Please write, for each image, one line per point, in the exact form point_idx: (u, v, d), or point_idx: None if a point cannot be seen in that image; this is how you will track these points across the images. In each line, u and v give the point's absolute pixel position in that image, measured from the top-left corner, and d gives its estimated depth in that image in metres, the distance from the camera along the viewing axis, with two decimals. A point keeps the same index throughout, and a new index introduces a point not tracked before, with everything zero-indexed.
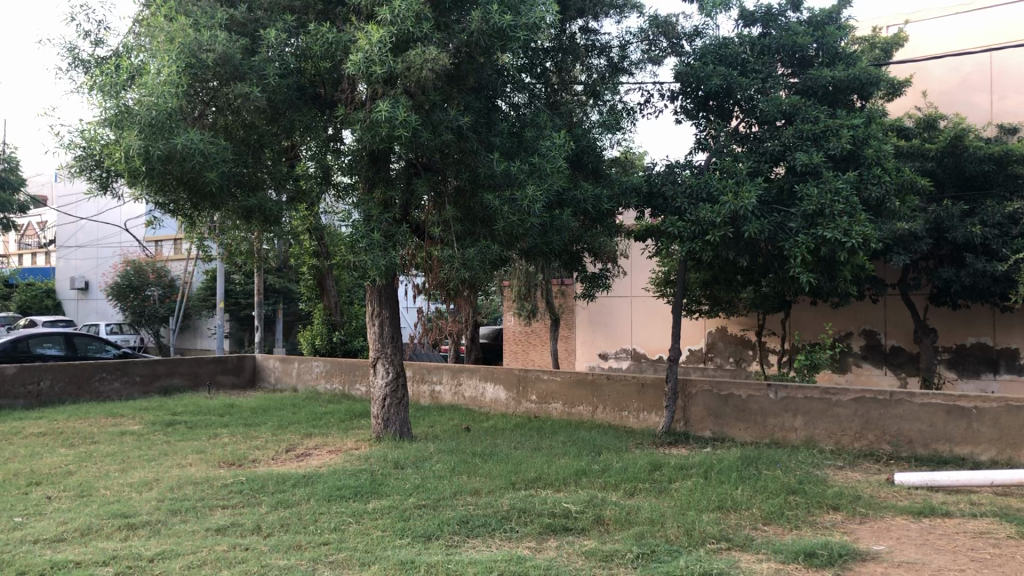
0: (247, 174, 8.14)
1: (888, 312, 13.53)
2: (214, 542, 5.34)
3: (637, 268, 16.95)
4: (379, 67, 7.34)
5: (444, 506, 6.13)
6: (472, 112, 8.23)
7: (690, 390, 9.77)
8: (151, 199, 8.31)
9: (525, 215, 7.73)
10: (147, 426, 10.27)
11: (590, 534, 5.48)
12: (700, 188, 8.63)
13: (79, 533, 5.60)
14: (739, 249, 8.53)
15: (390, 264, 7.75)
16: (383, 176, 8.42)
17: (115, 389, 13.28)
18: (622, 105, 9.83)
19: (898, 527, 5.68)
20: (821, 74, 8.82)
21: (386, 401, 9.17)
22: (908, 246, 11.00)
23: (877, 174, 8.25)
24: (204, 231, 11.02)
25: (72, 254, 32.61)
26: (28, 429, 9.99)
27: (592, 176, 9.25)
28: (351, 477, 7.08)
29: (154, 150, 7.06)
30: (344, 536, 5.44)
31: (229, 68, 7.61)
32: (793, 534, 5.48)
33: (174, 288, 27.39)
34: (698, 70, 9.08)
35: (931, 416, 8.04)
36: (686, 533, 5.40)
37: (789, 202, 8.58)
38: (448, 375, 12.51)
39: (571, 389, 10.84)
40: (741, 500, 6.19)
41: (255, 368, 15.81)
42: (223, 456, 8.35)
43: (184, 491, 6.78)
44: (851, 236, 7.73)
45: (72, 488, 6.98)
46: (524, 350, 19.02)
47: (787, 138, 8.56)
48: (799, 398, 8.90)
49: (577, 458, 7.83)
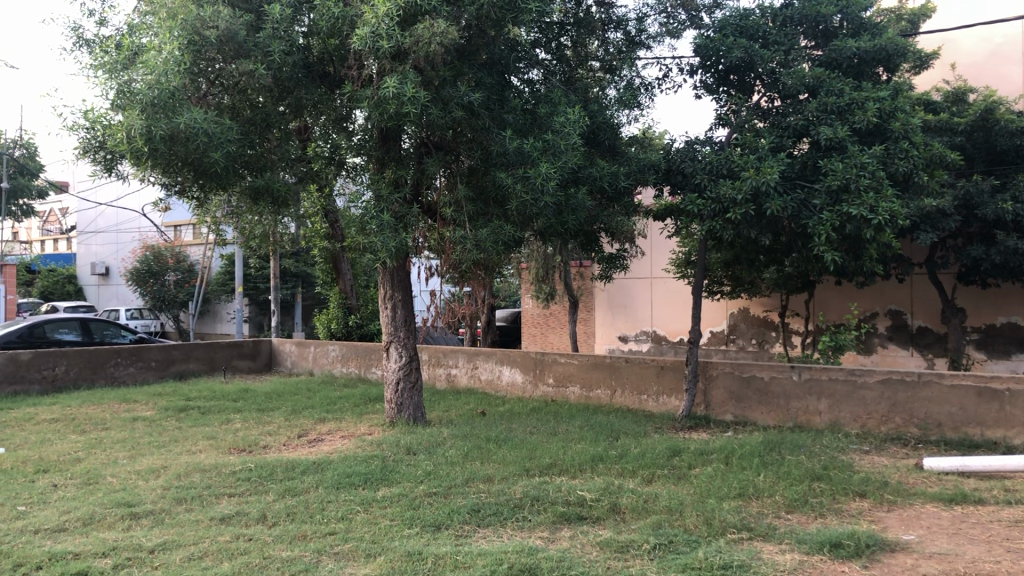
0: (255, 155, 7.95)
1: (915, 291, 13.19)
2: (217, 532, 5.19)
3: (657, 248, 16.65)
4: (386, 41, 7.15)
5: (456, 493, 5.94)
6: (484, 87, 8.01)
7: (711, 372, 9.52)
8: (156, 181, 8.16)
9: (538, 193, 7.48)
10: (160, 412, 10.16)
11: (606, 523, 5.27)
12: (721, 164, 8.35)
13: (81, 523, 5.46)
14: (761, 227, 8.25)
15: (401, 246, 7.53)
16: (393, 154, 8.18)
17: (131, 374, 13.20)
18: (640, 80, 9.52)
19: (929, 516, 5.43)
20: (846, 45, 8.51)
21: (399, 385, 8.98)
22: (935, 223, 10.72)
23: (906, 148, 7.94)
24: (217, 214, 10.86)
25: (92, 240, 32.66)
26: (42, 415, 9.90)
27: (609, 153, 9.00)
28: (361, 465, 6.90)
29: (156, 129, 6.89)
30: (351, 526, 5.26)
31: (234, 45, 7.43)
32: (818, 523, 5.25)
33: (194, 273, 27.38)
34: (719, 43, 8.78)
35: (961, 398, 7.76)
36: (706, 522, 5.18)
37: (812, 178, 8.29)
38: (464, 359, 12.32)
39: (589, 372, 10.62)
40: (763, 487, 5.97)
41: (271, 353, 15.73)
42: (234, 443, 8.21)
43: (191, 479, 6.64)
44: (877, 212, 7.45)
45: (79, 475, 6.87)
46: (543, 333, 18.81)
47: (811, 113, 8.25)
48: (824, 380, 8.63)
49: (594, 443, 7.63)
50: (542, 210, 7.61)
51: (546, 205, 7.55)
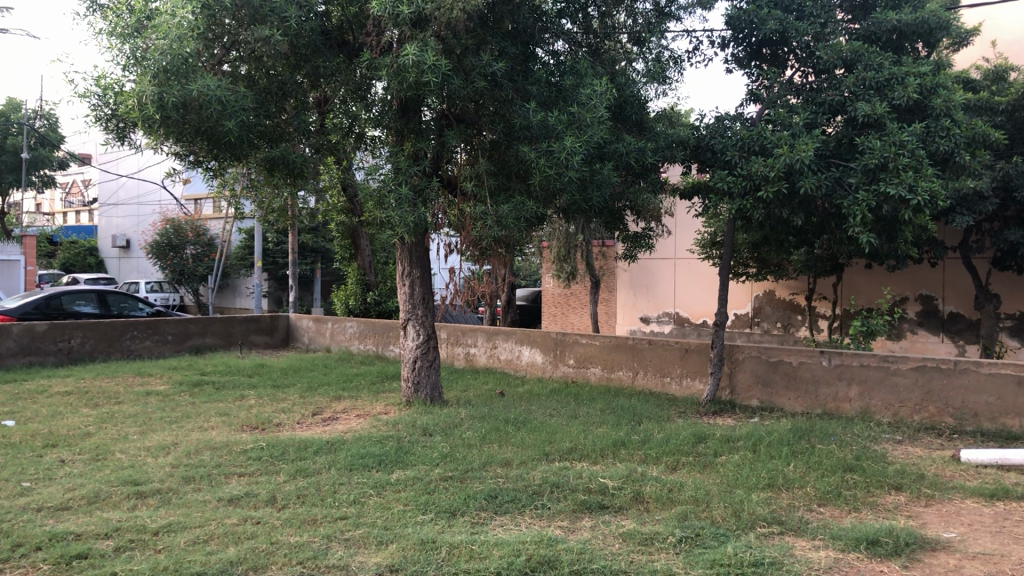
0: (271, 125, 7.72)
1: (947, 276, 12.81)
2: (224, 514, 4.99)
3: (681, 228, 16.30)
4: (406, 7, 6.99)
5: (472, 478, 5.72)
6: (507, 58, 7.77)
7: (736, 356, 9.25)
8: (169, 151, 7.96)
9: (563, 168, 7.21)
10: (174, 386, 10.01)
11: (628, 513, 5.03)
12: (752, 140, 8.03)
13: (85, 502, 5.29)
14: (793, 206, 7.94)
15: (419, 221, 7.29)
16: (413, 126, 7.93)
17: (147, 348, 13.07)
18: (668, 53, 9.15)
19: (969, 512, 5.15)
20: (886, 18, 8.17)
21: (416, 363, 8.76)
22: (972, 206, 10.37)
23: (948, 125, 7.57)
24: (235, 187, 10.71)
25: (113, 213, 32.65)
26: (54, 387, 9.77)
27: (636, 128, 8.70)
28: (376, 445, 6.70)
29: (168, 96, 6.69)
30: (363, 510, 5.06)
31: (249, 10, 7.20)
32: (853, 518, 4.99)
33: (213, 247, 27.33)
34: (752, 15, 8.44)
35: (1000, 388, 7.46)
36: (734, 514, 4.93)
37: (848, 156, 7.96)
38: (483, 338, 12.11)
39: (611, 353, 10.37)
40: (794, 477, 5.71)
41: (289, 328, 15.57)
42: (247, 420, 8.03)
43: (201, 457, 6.46)
44: (916, 192, 7.12)
45: (87, 451, 6.71)
46: (564, 313, 18.56)
47: (849, 88, 7.91)
48: (855, 366, 8.34)
49: (616, 428, 7.38)
50: (566, 185, 7.31)
51: (570, 181, 7.27)
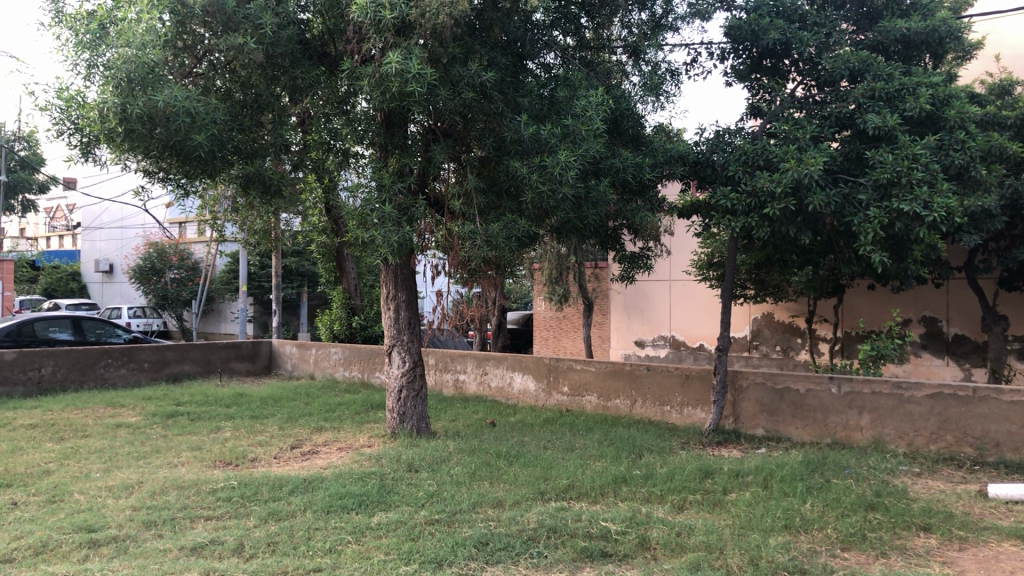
0: (244, 140, 7.27)
1: (951, 298, 12.40)
2: (185, 566, 4.47)
3: (678, 247, 15.85)
4: (389, 12, 6.58)
5: (461, 522, 5.21)
6: (497, 68, 7.38)
7: (740, 383, 8.79)
8: (138, 168, 7.50)
9: (556, 184, 6.76)
10: (146, 418, 9.47)
11: (634, 561, 4.55)
12: (756, 154, 7.58)
13: (32, 552, 4.77)
14: (799, 224, 7.44)
15: (404, 241, 6.80)
16: (398, 141, 7.47)
17: (122, 376, 12.54)
18: (666, 65, 8.72)
19: (1009, 558, 4.66)
20: (894, 26, 7.77)
21: (402, 393, 8.26)
22: (979, 224, 9.88)
23: (962, 138, 7.16)
24: (216, 208, 10.27)
25: (96, 237, 32.10)
26: (19, 420, 9.23)
27: (632, 143, 8.30)
28: (357, 483, 6.18)
29: (132, 108, 6.25)
30: (340, 561, 4.55)
31: (222, 16, 6.79)
32: (882, 566, 4.51)
33: (197, 271, 26.79)
34: (754, 24, 8.04)
35: (1022, 416, 7.00)
36: (752, 562, 4.45)
37: (857, 171, 7.54)
38: (473, 364, 11.63)
39: (607, 381, 9.91)
40: (812, 517, 5.24)
41: (272, 355, 15.05)
42: (221, 455, 7.52)
43: (166, 498, 5.93)
44: (932, 209, 6.66)
45: (44, 491, 6.19)
46: (556, 336, 18.11)
47: (856, 99, 7.51)
48: (866, 393, 7.88)
49: (615, 461, 6.89)
50: (560, 204, 6.86)
51: (564, 198, 6.82)
